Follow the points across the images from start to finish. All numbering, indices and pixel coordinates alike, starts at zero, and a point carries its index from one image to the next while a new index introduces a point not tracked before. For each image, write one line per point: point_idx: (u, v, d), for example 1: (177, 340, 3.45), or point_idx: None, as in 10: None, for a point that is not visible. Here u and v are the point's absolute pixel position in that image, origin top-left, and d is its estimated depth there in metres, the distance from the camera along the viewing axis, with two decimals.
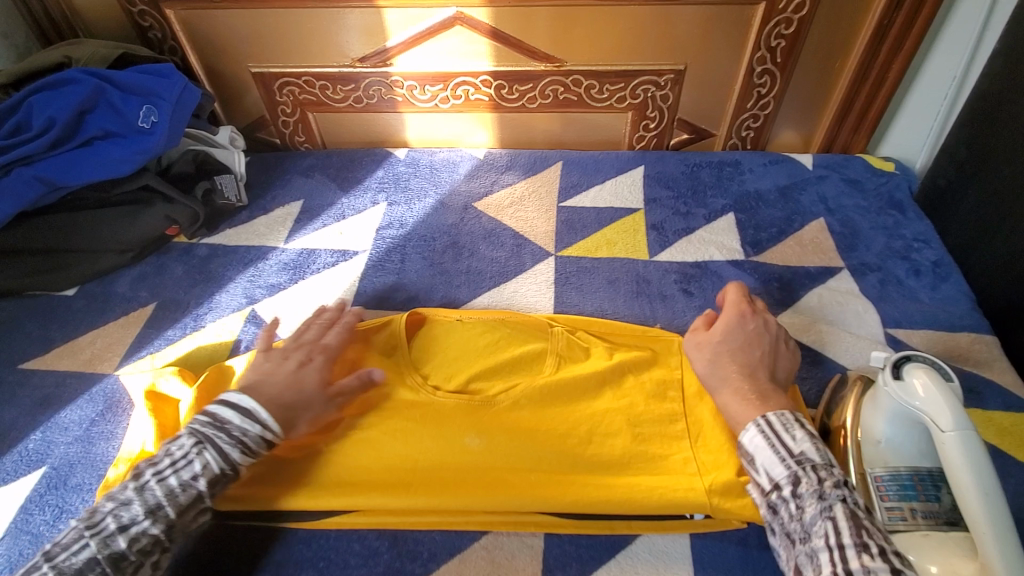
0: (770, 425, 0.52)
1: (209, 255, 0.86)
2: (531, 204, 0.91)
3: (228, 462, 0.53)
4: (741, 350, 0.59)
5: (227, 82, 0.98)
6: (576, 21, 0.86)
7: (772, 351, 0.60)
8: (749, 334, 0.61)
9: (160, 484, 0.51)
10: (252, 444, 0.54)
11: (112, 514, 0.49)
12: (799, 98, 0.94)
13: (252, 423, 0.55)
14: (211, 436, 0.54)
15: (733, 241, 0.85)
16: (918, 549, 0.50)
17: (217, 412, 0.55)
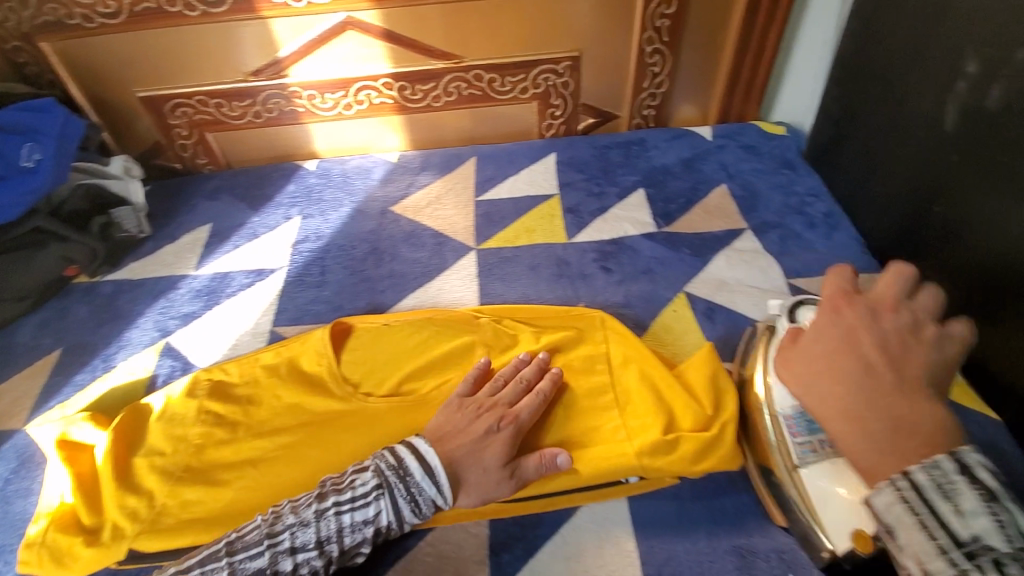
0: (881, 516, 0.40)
1: (115, 292, 0.81)
2: (449, 202, 0.91)
3: (396, 516, 0.53)
4: (843, 351, 0.46)
5: (113, 109, 0.93)
6: (469, 17, 0.87)
7: (902, 344, 0.45)
8: (854, 326, 0.47)
9: (337, 517, 0.52)
10: (423, 504, 0.54)
11: (290, 531, 0.52)
12: (690, 74, 0.99)
13: (430, 486, 0.54)
14: (396, 482, 0.54)
15: (645, 215, 0.88)
16: (826, 479, 0.53)
17: (403, 457, 0.55)
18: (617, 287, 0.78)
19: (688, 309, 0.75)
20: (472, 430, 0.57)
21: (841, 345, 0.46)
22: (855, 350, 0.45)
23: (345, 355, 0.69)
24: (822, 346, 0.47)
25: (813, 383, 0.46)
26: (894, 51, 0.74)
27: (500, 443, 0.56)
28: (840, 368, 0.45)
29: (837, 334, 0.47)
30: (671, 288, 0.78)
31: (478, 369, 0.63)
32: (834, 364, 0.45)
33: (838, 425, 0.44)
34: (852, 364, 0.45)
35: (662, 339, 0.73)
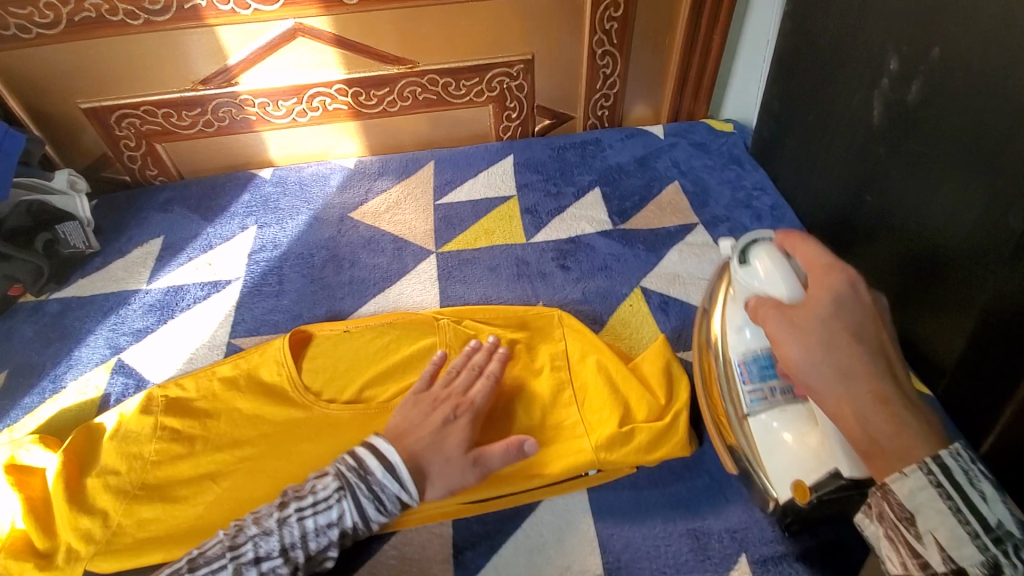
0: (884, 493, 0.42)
1: (62, 310, 0.79)
2: (407, 207, 0.91)
3: (361, 516, 0.54)
4: (863, 328, 0.47)
5: (54, 122, 0.90)
6: (420, 22, 0.88)
7: (877, 324, 0.49)
8: (850, 290, 0.49)
9: (299, 523, 0.52)
10: (387, 501, 0.54)
11: (252, 541, 0.51)
12: (641, 75, 1.02)
13: (393, 482, 0.54)
14: (356, 484, 0.54)
15: (601, 213, 0.90)
16: (771, 433, 0.57)
17: (364, 458, 0.56)
18: (575, 284, 0.80)
19: (644, 304, 0.78)
20: (428, 423, 0.58)
21: (867, 317, 0.48)
22: (867, 321, 0.48)
23: (306, 364, 0.69)
24: (827, 307, 0.48)
25: (828, 345, 0.46)
26: (825, 49, 0.78)
27: (459, 429, 0.58)
28: (848, 332, 0.47)
29: (834, 303, 0.48)
30: (627, 284, 0.80)
31: (432, 365, 0.64)
32: (840, 325, 0.47)
33: (864, 391, 0.44)
34: (852, 331, 0.47)
35: (619, 333, 0.75)
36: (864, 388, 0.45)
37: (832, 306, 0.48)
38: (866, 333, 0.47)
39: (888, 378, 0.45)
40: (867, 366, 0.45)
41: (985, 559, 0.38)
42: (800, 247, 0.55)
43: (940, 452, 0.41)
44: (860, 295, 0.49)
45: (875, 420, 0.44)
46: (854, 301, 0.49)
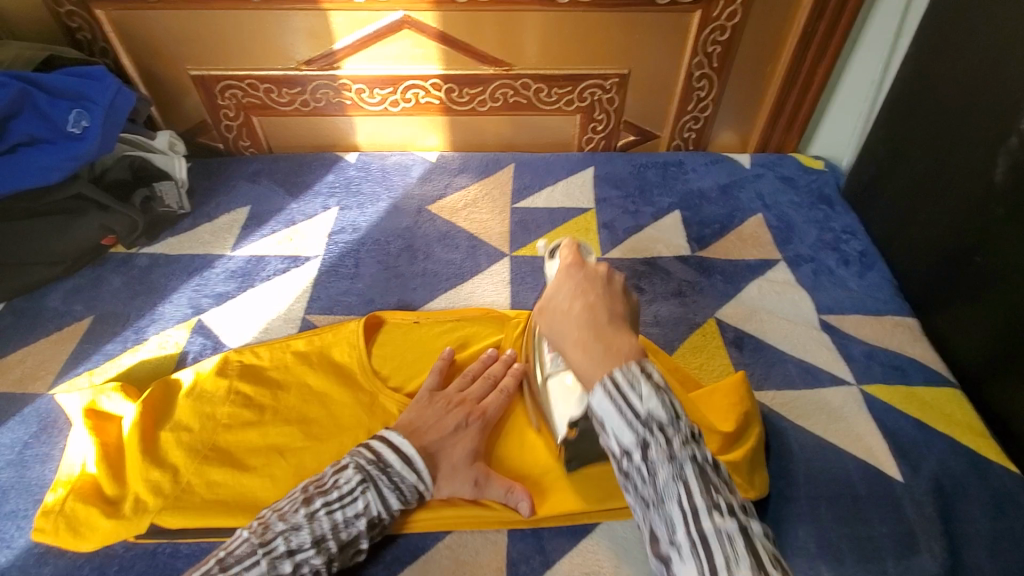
0: (613, 381, 0.40)
1: (150, 265, 0.82)
2: (484, 206, 0.92)
3: (385, 507, 0.54)
4: (580, 294, 0.46)
5: (162, 85, 0.94)
6: (524, 26, 0.88)
7: (609, 294, 0.47)
8: (557, 282, 0.49)
9: (327, 517, 0.51)
10: (408, 493, 0.55)
11: (283, 537, 0.50)
12: (734, 102, 1.00)
13: (411, 473, 0.54)
14: (377, 476, 0.54)
15: (679, 237, 0.88)
16: None
17: (380, 451, 0.55)
18: (649, 307, 0.78)
19: (718, 336, 0.75)
20: (442, 425, 0.58)
21: (581, 285, 0.47)
22: (584, 290, 0.47)
23: (375, 349, 0.70)
24: (551, 294, 0.48)
25: (552, 315, 0.46)
26: (950, 99, 0.75)
27: (468, 440, 0.58)
28: (575, 305, 0.46)
29: (569, 280, 0.48)
30: (702, 312, 0.78)
31: (442, 362, 0.65)
32: (564, 306, 0.46)
33: (574, 350, 0.44)
34: (575, 303, 0.46)
35: (690, 361, 0.72)
36: (578, 347, 0.43)
37: (564, 290, 0.47)
38: (579, 314, 0.45)
39: (598, 336, 0.43)
40: (581, 326, 0.44)
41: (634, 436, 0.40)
42: (568, 250, 0.54)
43: (615, 370, 0.41)
44: (577, 274, 0.48)
45: (592, 364, 0.42)
46: (580, 280, 0.48)
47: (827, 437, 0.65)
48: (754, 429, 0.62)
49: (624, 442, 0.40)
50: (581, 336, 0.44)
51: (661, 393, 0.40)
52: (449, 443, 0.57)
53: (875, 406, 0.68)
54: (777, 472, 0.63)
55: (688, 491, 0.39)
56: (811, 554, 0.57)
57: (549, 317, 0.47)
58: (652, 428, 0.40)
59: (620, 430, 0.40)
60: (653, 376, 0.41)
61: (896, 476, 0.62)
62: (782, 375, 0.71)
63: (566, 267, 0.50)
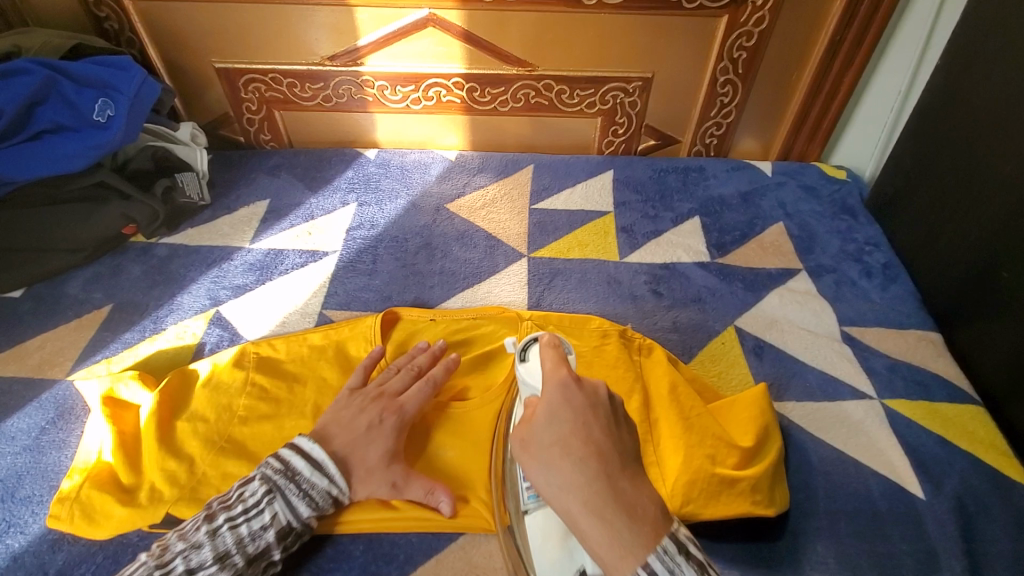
0: (652, 574, 0.40)
1: (169, 255, 0.82)
2: (503, 206, 0.91)
3: (296, 515, 0.52)
4: (575, 434, 0.44)
5: (187, 77, 0.94)
6: (549, 27, 0.88)
7: (614, 425, 0.46)
8: (552, 407, 0.46)
9: (230, 531, 0.50)
10: (320, 498, 0.53)
11: (182, 556, 0.49)
12: (758, 108, 0.99)
13: (321, 478, 0.53)
14: (285, 486, 0.52)
15: (699, 243, 0.87)
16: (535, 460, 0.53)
17: (288, 459, 0.54)
18: (667, 312, 0.77)
19: (737, 344, 0.74)
20: (355, 425, 0.57)
21: (575, 417, 0.45)
22: (577, 429, 0.44)
23: (391, 346, 0.69)
24: (544, 428, 0.45)
25: (551, 472, 0.43)
26: (981, 112, 0.73)
27: (382, 438, 0.57)
28: (576, 448, 0.43)
29: (564, 414, 0.45)
30: (721, 319, 0.77)
31: (369, 360, 0.64)
32: (563, 446, 0.44)
33: (584, 521, 0.42)
34: (575, 446, 0.44)
35: (708, 369, 0.71)
36: (591, 515, 0.42)
37: (570, 435, 0.44)
38: (577, 474, 0.43)
39: (606, 486, 0.42)
40: (592, 479, 0.42)
41: None
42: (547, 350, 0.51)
43: (651, 558, 0.40)
44: (575, 394, 0.46)
45: (613, 546, 0.41)
46: (580, 407, 0.46)
47: (848, 451, 0.64)
48: (774, 443, 0.61)
49: None
50: (588, 495, 0.42)
51: (703, 575, 0.41)
52: (359, 444, 0.56)
53: (897, 421, 0.67)
54: (797, 485, 0.62)
55: None
56: (830, 569, 0.56)
57: (537, 470, 0.44)
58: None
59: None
60: (692, 555, 0.42)
61: (917, 493, 0.61)
62: (801, 386, 0.70)
63: (560, 383, 0.47)
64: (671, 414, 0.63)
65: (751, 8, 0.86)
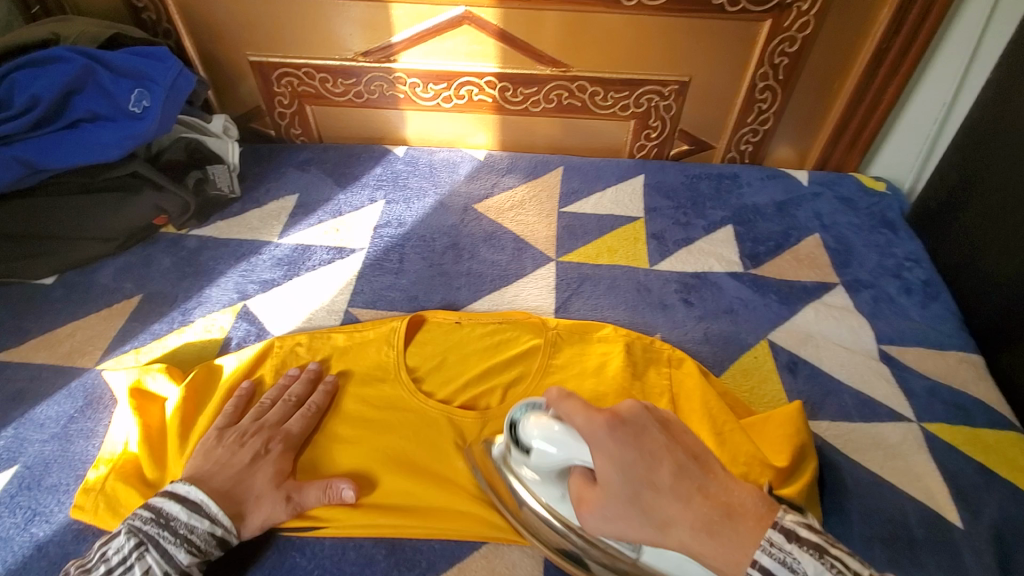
0: (762, 570, 0.39)
1: (199, 247, 0.82)
2: (532, 208, 0.90)
3: (173, 564, 0.49)
4: (654, 468, 0.43)
5: (221, 69, 0.95)
6: (587, 28, 0.86)
7: (676, 448, 0.44)
8: (612, 457, 0.44)
9: None
10: (201, 542, 0.50)
11: None
12: (796, 116, 0.96)
13: (200, 519, 0.50)
14: (156, 535, 0.49)
15: (732, 252, 0.85)
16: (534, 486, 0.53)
17: (160, 506, 0.51)
18: (698, 323, 0.75)
19: (770, 358, 0.72)
20: (233, 462, 0.55)
21: (641, 452, 0.43)
22: (651, 462, 0.43)
23: (414, 348, 0.69)
24: (624, 484, 0.43)
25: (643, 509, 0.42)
26: None
27: (267, 464, 0.55)
28: (663, 484, 0.42)
29: (628, 455, 0.43)
30: (754, 333, 0.74)
31: (239, 396, 0.62)
32: (652, 487, 0.42)
33: (701, 541, 0.41)
34: (659, 481, 0.42)
35: (739, 383, 0.69)
36: (700, 532, 0.41)
37: (644, 475, 0.43)
38: (670, 490, 0.42)
39: (709, 509, 0.41)
40: (681, 506, 0.42)
41: None
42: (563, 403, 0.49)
43: (760, 554, 0.39)
44: (625, 441, 0.44)
45: (727, 546, 0.40)
46: (636, 450, 0.43)
47: (884, 474, 0.62)
48: (809, 462, 0.60)
49: None
50: (694, 519, 0.41)
51: (822, 557, 0.39)
52: (243, 477, 0.54)
53: (937, 447, 0.64)
54: (831, 509, 0.59)
55: None
56: None
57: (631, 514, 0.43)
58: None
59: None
60: (800, 538, 0.40)
61: (957, 522, 0.59)
62: (836, 405, 0.68)
63: (603, 435, 0.45)
64: (703, 430, 0.61)
65: (795, 13, 0.84)
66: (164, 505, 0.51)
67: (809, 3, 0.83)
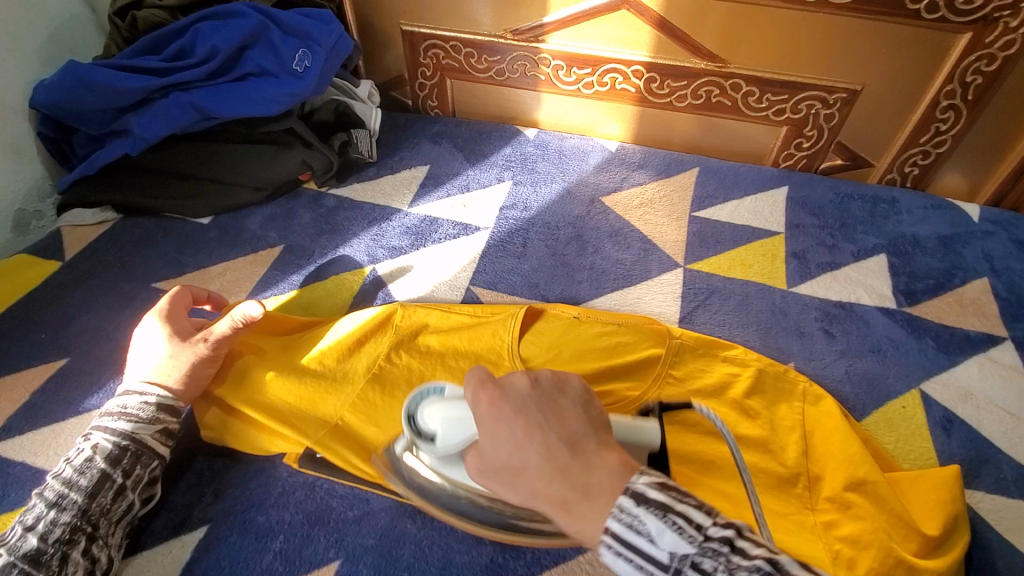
0: (612, 535, 0.37)
1: (337, 206, 0.85)
2: (662, 208, 0.86)
3: (113, 435, 0.54)
4: (529, 440, 0.40)
5: (374, 36, 0.97)
6: (754, 21, 0.80)
7: (553, 415, 0.41)
8: (486, 426, 0.42)
9: (59, 480, 0.51)
10: (133, 413, 0.55)
11: (20, 523, 0.49)
12: (977, 144, 0.84)
13: (129, 397, 0.57)
14: (99, 422, 0.55)
15: (884, 285, 0.77)
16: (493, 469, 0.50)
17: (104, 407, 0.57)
18: (839, 358, 0.69)
19: (922, 412, 0.64)
20: None
21: (519, 414, 0.41)
22: (534, 433, 0.40)
23: (529, 335, 0.67)
24: (491, 455, 0.42)
25: (509, 485, 0.41)
26: None
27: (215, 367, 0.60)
28: (531, 461, 0.40)
29: (501, 430, 0.41)
30: (903, 379, 0.67)
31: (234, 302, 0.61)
32: (521, 461, 0.40)
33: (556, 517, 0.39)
34: (528, 461, 0.40)
35: (882, 433, 0.62)
36: (563, 512, 0.39)
37: (508, 448, 0.41)
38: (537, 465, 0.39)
39: (569, 480, 0.39)
40: (546, 480, 0.39)
41: None
42: (472, 386, 0.43)
43: (610, 519, 0.37)
44: (507, 411, 0.41)
45: (569, 514, 0.39)
46: (516, 424, 0.40)
47: None
48: (961, 536, 0.53)
49: None
50: (559, 498, 0.39)
51: (665, 516, 0.36)
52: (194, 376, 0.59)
53: None
54: None
55: None
56: None
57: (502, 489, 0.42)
58: (676, 555, 0.36)
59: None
60: (649, 497, 0.37)
61: None
62: (994, 476, 0.60)
63: (490, 411, 0.41)
64: (839, 477, 0.56)
65: (1002, 28, 0.74)
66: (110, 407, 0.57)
67: (1020, 19, 0.73)
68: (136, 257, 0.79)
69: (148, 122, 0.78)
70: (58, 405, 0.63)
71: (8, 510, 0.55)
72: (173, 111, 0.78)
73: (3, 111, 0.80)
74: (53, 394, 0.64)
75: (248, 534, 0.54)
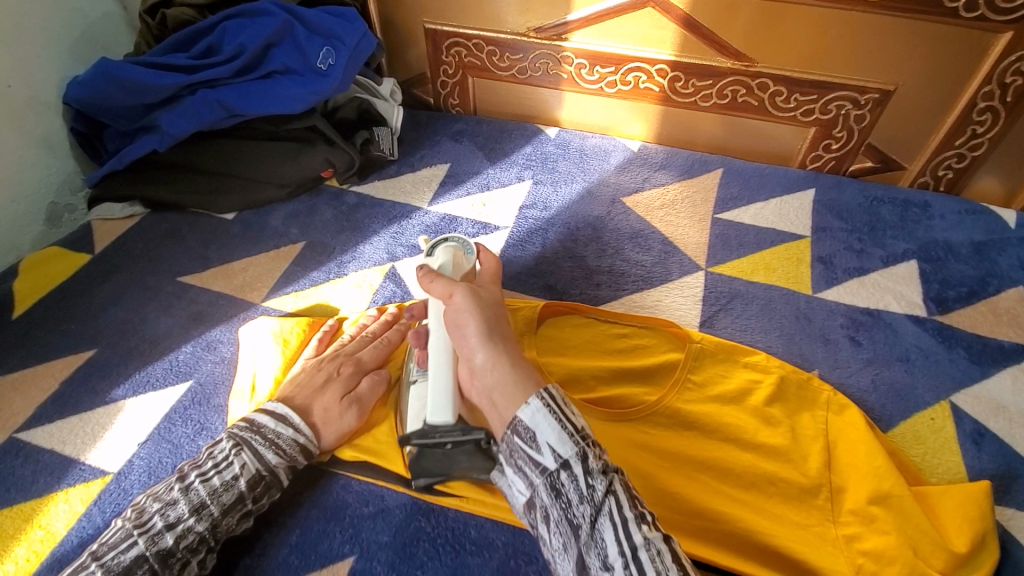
0: (551, 396, 0.49)
1: (357, 204, 0.86)
2: (684, 210, 0.85)
3: (264, 463, 0.53)
4: (499, 305, 0.58)
5: (397, 34, 0.98)
6: (784, 20, 0.78)
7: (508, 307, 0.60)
8: (489, 281, 0.61)
9: (204, 485, 0.51)
10: (286, 447, 0.54)
11: (158, 514, 0.49)
12: (1017, 148, 0.81)
13: (286, 428, 0.54)
14: (249, 438, 0.53)
15: (914, 293, 0.74)
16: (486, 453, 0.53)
17: (254, 417, 0.55)
18: (865, 366, 0.67)
19: (952, 424, 0.62)
20: (310, 381, 0.59)
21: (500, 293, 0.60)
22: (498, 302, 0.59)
23: (546, 335, 0.67)
24: (480, 297, 0.58)
25: (472, 311, 0.55)
26: None
27: (340, 384, 0.59)
28: (497, 316, 0.57)
29: (492, 289, 0.60)
30: (932, 390, 0.65)
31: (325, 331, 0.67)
32: (493, 308, 0.57)
33: (487, 341, 0.53)
34: (500, 319, 0.57)
35: (909, 445, 0.61)
36: (497, 344, 0.53)
37: (464, 299, 0.56)
38: (495, 316, 0.56)
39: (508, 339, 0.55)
40: (494, 320, 0.55)
41: (569, 459, 0.46)
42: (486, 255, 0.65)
43: (551, 386, 0.50)
44: (494, 285, 0.61)
45: (512, 379, 0.50)
46: (497, 290, 0.60)
47: None
48: (990, 555, 0.52)
49: (561, 454, 0.46)
50: (495, 334, 0.54)
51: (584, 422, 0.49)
52: (316, 395, 0.58)
53: None
54: None
55: (619, 505, 0.44)
56: None
57: (456, 305, 0.56)
58: (588, 438, 0.48)
59: (460, 437, 0.52)
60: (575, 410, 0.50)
61: None
62: None
63: (492, 277, 0.62)
64: (862, 489, 0.54)
65: None
66: (256, 417, 0.56)
67: None
68: (161, 251, 0.81)
69: (175, 119, 0.80)
70: (86, 395, 0.65)
71: (38, 496, 0.57)
72: (200, 109, 0.79)
73: (38, 107, 0.82)
74: (82, 384, 0.66)
75: (265, 527, 0.55)
